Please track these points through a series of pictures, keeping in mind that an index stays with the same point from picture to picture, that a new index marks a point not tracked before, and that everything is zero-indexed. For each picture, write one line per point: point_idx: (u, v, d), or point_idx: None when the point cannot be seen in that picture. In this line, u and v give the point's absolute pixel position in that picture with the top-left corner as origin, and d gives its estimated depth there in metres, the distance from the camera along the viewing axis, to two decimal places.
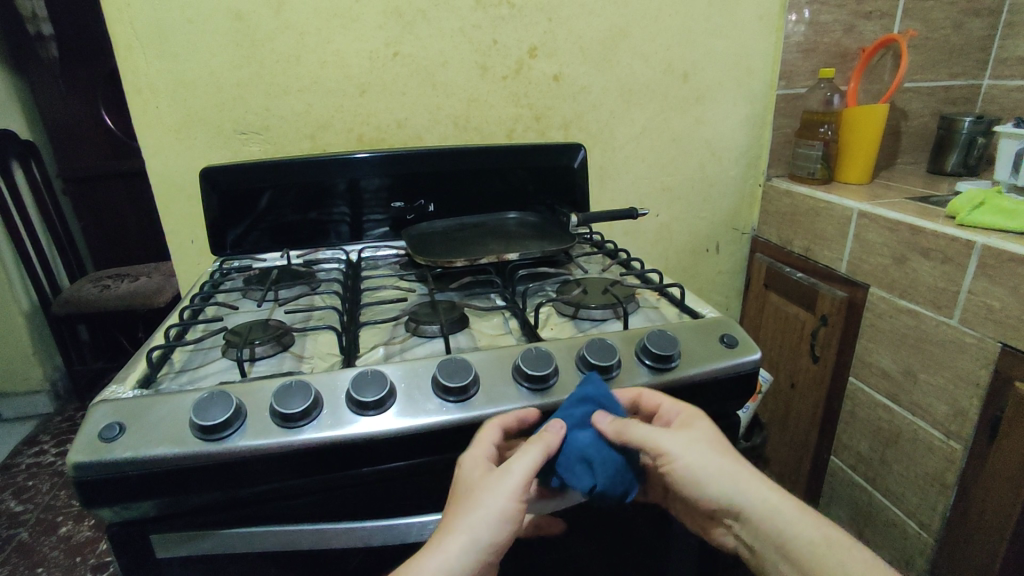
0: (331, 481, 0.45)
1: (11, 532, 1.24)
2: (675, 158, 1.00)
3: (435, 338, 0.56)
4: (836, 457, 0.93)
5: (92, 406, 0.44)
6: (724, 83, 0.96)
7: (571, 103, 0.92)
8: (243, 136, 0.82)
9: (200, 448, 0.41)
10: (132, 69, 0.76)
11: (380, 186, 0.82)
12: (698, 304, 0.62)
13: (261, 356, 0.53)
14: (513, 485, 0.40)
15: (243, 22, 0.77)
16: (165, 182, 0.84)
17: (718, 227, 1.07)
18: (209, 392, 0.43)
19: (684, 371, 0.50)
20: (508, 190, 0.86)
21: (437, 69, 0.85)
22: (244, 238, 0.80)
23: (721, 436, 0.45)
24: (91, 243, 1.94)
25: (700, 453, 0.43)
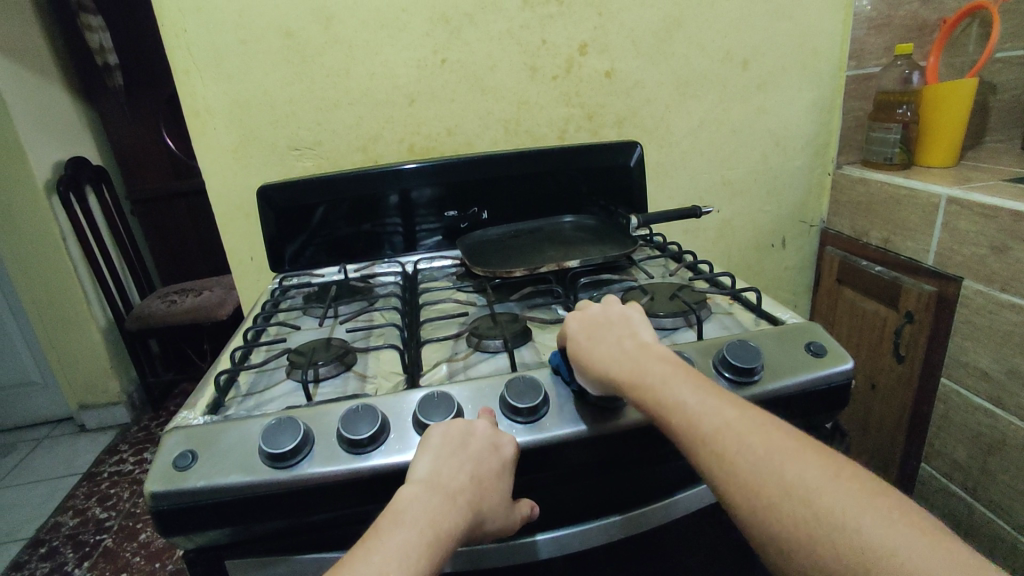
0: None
1: (98, 538, 1.31)
2: (736, 150, 0.94)
3: (498, 353, 0.54)
4: (927, 465, 0.86)
5: (165, 434, 0.44)
6: (787, 68, 0.91)
7: (624, 99, 0.88)
8: (297, 153, 0.83)
9: (271, 476, 0.41)
10: (191, 94, 0.78)
11: (432, 196, 0.81)
12: (777, 309, 0.58)
13: (325, 377, 0.52)
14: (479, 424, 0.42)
15: (293, 40, 0.77)
16: (224, 202, 0.85)
17: (785, 220, 1.01)
18: (277, 418, 0.43)
19: (768, 385, 0.46)
20: (562, 193, 0.84)
21: (485, 74, 0.83)
22: (301, 254, 0.81)
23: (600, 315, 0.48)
24: (158, 260, 2.04)
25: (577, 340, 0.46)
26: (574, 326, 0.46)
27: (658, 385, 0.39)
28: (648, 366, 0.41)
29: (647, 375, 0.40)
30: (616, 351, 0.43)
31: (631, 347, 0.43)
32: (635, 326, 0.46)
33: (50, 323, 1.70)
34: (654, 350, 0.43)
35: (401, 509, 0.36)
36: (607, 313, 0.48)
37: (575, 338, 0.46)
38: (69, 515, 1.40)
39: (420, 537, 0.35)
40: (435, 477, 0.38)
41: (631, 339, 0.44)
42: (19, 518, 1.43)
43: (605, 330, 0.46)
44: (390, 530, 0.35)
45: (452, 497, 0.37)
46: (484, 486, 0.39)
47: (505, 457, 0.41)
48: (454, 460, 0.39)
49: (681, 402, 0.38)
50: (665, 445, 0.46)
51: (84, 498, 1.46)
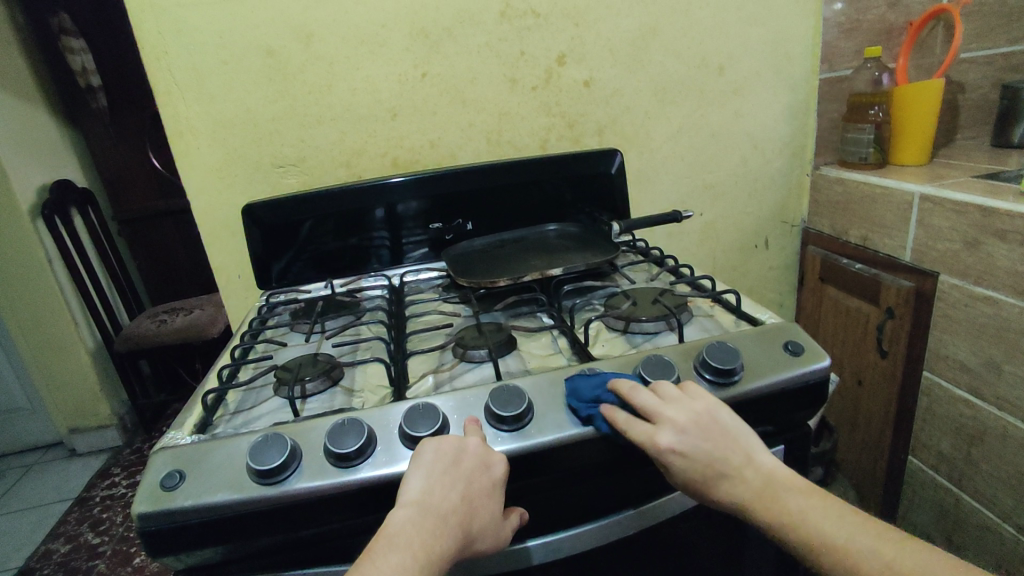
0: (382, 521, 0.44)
1: (92, 564, 1.30)
2: (715, 155, 0.96)
3: (484, 362, 0.55)
4: (914, 458, 0.88)
5: (153, 455, 0.44)
6: (762, 72, 0.92)
7: (603, 107, 0.89)
8: (281, 170, 0.84)
9: (259, 492, 0.41)
10: (173, 115, 0.79)
11: (417, 208, 0.82)
12: (756, 309, 0.59)
13: (312, 393, 0.52)
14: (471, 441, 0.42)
15: (274, 58, 0.78)
16: (209, 221, 0.85)
17: (766, 221, 1.03)
18: (264, 435, 0.43)
19: (748, 385, 0.47)
20: (545, 201, 0.85)
21: (466, 87, 0.85)
22: (289, 270, 0.81)
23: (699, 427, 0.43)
24: (146, 279, 2.03)
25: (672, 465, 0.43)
26: (677, 458, 0.42)
27: (797, 518, 0.40)
28: (786, 502, 0.41)
29: (787, 514, 0.41)
30: (747, 490, 0.41)
31: (755, 482, 0.42)
32: (740, 441, 0.43)
33: (38, 348, 1.69)
34: (781, 479, 0.42)
35: (397, 531, 0.37)
36: (703, 422, 0.43)
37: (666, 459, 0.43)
38: (61, 542, 1.39)
39: (413, 561, 0.36)
40: (426, 496, 0.39)
41: (750, 466, 0.42)
42: (10, 546, 1.41)
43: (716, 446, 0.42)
44: (385, 557, 0.36)
45: (442, 518, 0.38)
46: (474, 505, 0.39)
47: (494, 475, 0.41)
48: (445, 478, 0.40)
49: (835, 541, 0.39)
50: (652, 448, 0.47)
51: (77, 524, 1.45)
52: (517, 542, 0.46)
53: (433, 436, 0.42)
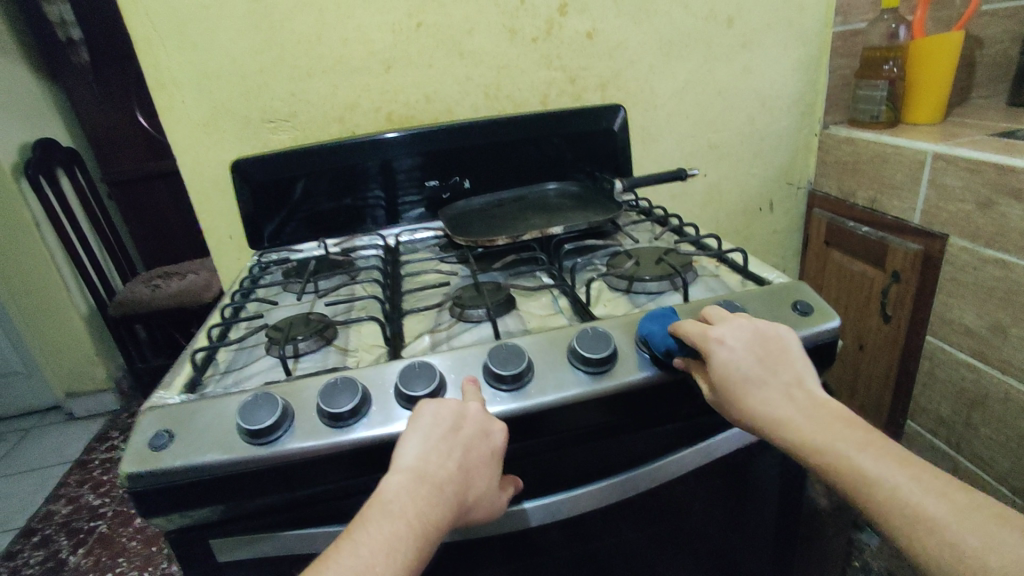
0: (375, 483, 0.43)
1: (93, 524, 1.31)
2: (722, 112, 0.93)
3: (482, 322, 0.53)
4: (912, 422, 0.87)
5: (140, 415, 0.43)
6: (772, 24, 0.88)
7: (606, 61, 0.86)
8: (271, 125, 0.81)
9: (250, 452, 0.40)
10: (155, 65, 0.75)
11: (412, 166, 0.79)
12: (763, 269, 0.57)
13: (305, 352, 0.51)
14: (473, 408, 0.40)
15: (260, 5, 0.74)
16: (197, 178, 0.82)
17: (772, 183, 1.00)
18: (254, 395, 0.42)
19: None
20: (545, 159, 0.82)
21: (463, 38, 0.81)
22: (280, 229, 0.79)
23: (762, 342, 0.41)
24: (138, 242, 2.00)
25: (732, 384, 0.39)
26: (724, 353, 0.40)
27: (819, 437, 0.36)
28: (821, 422, 0.37)
29: (820, 434, 0.36)
30: (787, 403, 0.38)
31: (802, 400, 0.38)
32: (800, 367, 0.40)
33: (30, 311, 1.67)
34: (824, 409, 0.38)
35: (394, 497, 0.35)
36: (764, 337, 0.41)
37: (728, 370, 0.40)
38: (62, 503, 1.40)
39: (408, 529, 0.34)
40: (422, 463, 0.37)
41: (799, 388, 0.39)
42: (11, 507, 1.42)
43: (771, 362, 0.40)
44: (380, 524, 0.34)
45: (440, 487, 0.36)
46: (471, 474, 0.38)
47: (493, 444, 0.39)
48: (443, 445, 0.38)
49: (856, 462, 0.35)
50: (656, 409, 0.46)
51: (77, 486, 1.46)
52: (515, 504, 0.45)
53: (430, 400, 0.40)
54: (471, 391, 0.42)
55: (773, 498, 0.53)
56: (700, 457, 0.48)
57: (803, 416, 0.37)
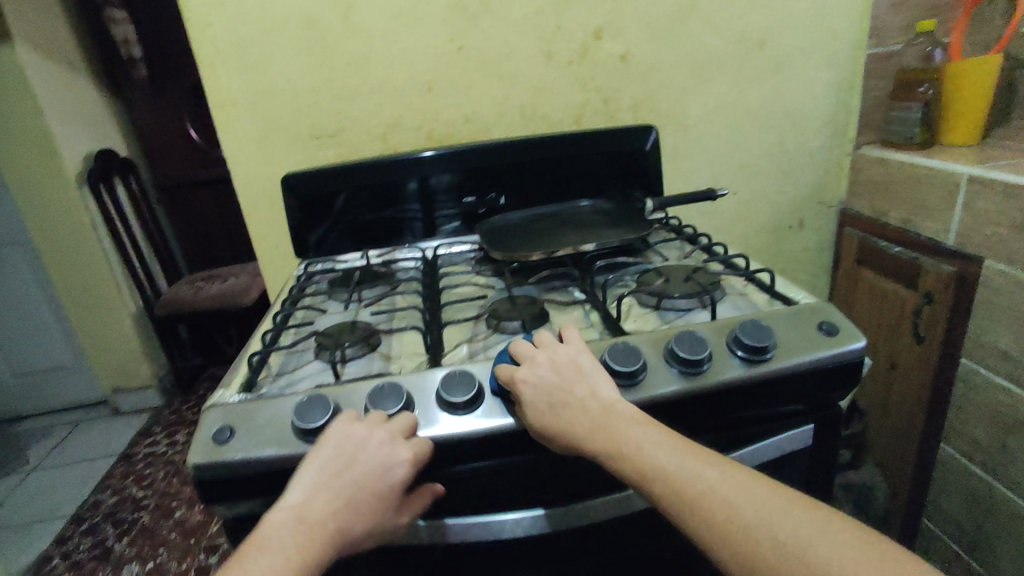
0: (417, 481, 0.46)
1: (137, 515, 1.37)
2: (753, 133, 0.94)
3: (516, 333, 0.56)
4: (946, 445, 0.87)
5: (204, 411, 0.47)
6: (805, 47, 0.90)
7: (640, 83, 0.88)
8: (319, 141, 0.85)
9: (305, 449, 0.43)
10: (215, 86, 0.80)
11: (451, 182, 0.83)
12: (791, 289, 0.59)
13: (352, 358, 0.54)
14: (379, 439, 0.42)
15: (313, 30, 0.79)
16: (249, 191, 0.88)
17: (803, 202, 1.01)
18: (308, 396, 0.45)
19: (780, 363, 0.48)
20: (578, 177, 0.85)
21: (502, 60, 0.84)
22: (325, 240, 0.84)
23: (567, 367, 0.45)
24: (184, 246, 2.09)
25: (545, 409, 0.43)
26: (530, 389, 0.44)
27: (633, 450, 0.40)
28: (622, 432, 0.41)
29: (621, 442, 0.40)
30: (586, 421, 0.42)
31: (598, 412, 0.42)
32: (592, 380, 0.44)
33: (84, 310, 1.77)
34: (620, 411, 0.42)
35: (275, 533, 0.38)
36: (562, 364, 0.45)
37: (537, 398, 0.43)
38: (108, 494, 1.47)
39: (284, 566, 0.37)
40: (307, 501, 0.39)
41: (595, 399, 0.43)
42: (62, 496, 1.50)
43: (569, 382, 0.44)
44: (260, 560, 0.37)
45: (319, 524, 0.39)
46: (359, 510, 0.40)
47: (393, 479, 0.41)
48: (330, 483, 0.40)
49: (679, 474, 0.38)
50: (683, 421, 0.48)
51: (122, 478, 1.53)
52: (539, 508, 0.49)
53: (337, 421, 0.43)
54: (398, 423, 0.43)
55: None
56: None
57: (605, 433, 0.41)
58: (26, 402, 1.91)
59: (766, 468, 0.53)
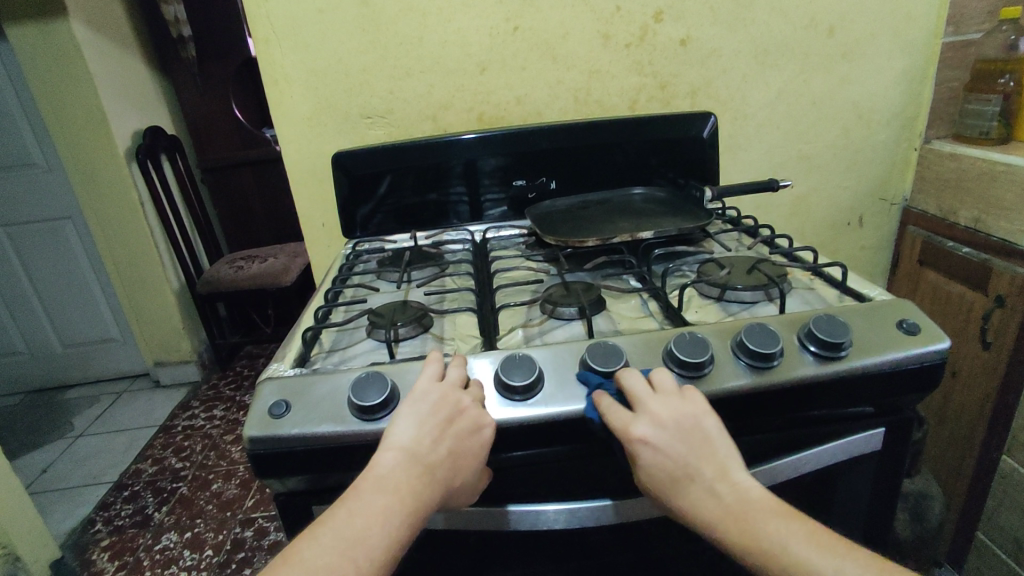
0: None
1: (175, 485, 1.40)
2: (816, 123, 0.90)
3: (572, 320, 0.54)
4: (1010, 458, 0.82)
5: (260, 384, 0.46)
6: (877, 34, 0.85)
7: (698, 69, 0.85)
8: (369, 121, 0.85)
9: (360, 426, 0.43)
10: (269, 62, 0.80)
11: (499, 165, 0.81)
12: (863, 284, 0.56)
13: (404, 338, 0.54)
14: (466, 397, 0.42)
15: (369, 7, 0.78)
16: (298, 169, 0.87)
17: (863, 197, 0.96)
18: (365, 373, 0.45)
19: (856, 361, 0.45)
20: (632, 164, 0.82)
21: (557, 42, 0.82)
22: (371, 220, 0.83)
23: (690, 431, 0.40)
24: (225, 225, 2.13)
25: (670, 488, 0.39)
26: (649, 452, 0.39)
27: (774, 535, 0.36)
28: (759, 522, 0.36)
29: (762, 537, 0.36)
30: (715, 507, 0.38)
31: (729, 498, 0.38)
32: (718, 454, 0.39)
33: (129, 284, 1.81)
34: (753, 499, 0.37)
35: (392, 478, 0.38)
36: (684, 429, 0.40)
37: (655, 472, 0.39)
38: (148, 463, 1.51)
39: (399, 506, 0.37)
40: (414, 445, 0.39)
41: (722, 481, 0.38)
42: (104, 463, 1.55)
43: (694, 454, 0.39)
44: (376, 504, 0.37)
45: (428, 469, 0.38)
46: (460, 464, 0.40)
47: (482, 435, 0.41)
48: (434, 431, 0.40)
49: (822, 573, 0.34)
50: (746, 417, 0.46)
51: (162, 448, 1.57)
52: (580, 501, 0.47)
53: (426, 375, 0.44)
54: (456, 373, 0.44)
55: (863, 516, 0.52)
56: (791, 471, 0.48)
57: (738, 520, 0.37)
58: (73, 371, 1.97)
59: (831, 471, 0.51)
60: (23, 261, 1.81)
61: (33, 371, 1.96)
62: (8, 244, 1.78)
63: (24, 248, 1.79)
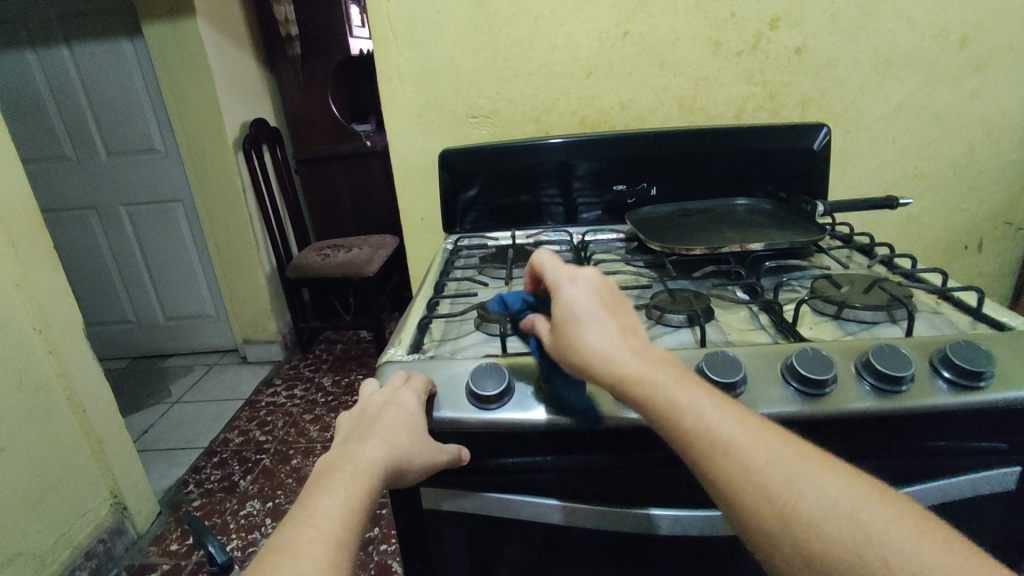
0: (570, 463, 0.46)
1: (259, 457, 1.49)
2: (937, 140, 0.85)
3: (681, 327, 0.54)
4: None
5: (382, 365, 0.49)
6: (1016, 46, 0.79)
7: (813, 78, 0.82)
8: (474, 120, 0.87)
9: (477, 415, 0.44)
10: (386, 60, 0.84)
11: (596, 170, 0.81)
12: (998, 312, 0.52)
13: (512, 333, 0.55)
14: (377, 398, 0.44)
15: (484, 10, 0.80)
16: (403, 164, 0.91)
17: (985, 221, 0.90)
18: (484, 364, 0.46)
19: (998, 393, 0.42)
20: (736, 173, 0.81)
21: (667, 48, 0.81)
22: (469, 216, 0.86)
23: (615, 297, 0.42)
24: (315, 215, 2.24)
25: (583, 320, 0.40)
26: (569, 291, 0.42)
27: (663, 380, 0.36)
28: (652, 364, 0.37)
29: (654, 372, 0.36)
30: (614, 339, 0.39)
31: (629, 337, 0.39)
32: (631, 314, 0.42)
33: (226, 265, 1.94)
34: (651, 347, 0.39)
35: (328, 470, 0.38)
36: (605, 289, 0.43)
37: (569, 307, 0.41)
38: (235, 433, 1.61)
39: (337, 492, 0.36)
40: (339, 452, 0.39)
41: (627, 328, 0.40)
42: (197, 429, 1.67)
43: (607, 306, 0.41)
44: (318, 494, 0.36)
45: (358, 458, 0.38)
46: (393, 439, 0.40)
47: (410, 409, 0.43)
48: (357, 434, 0.41)
49: (708, 414, 0.33)
50: (865, 441, 0.44)
51: (247, 421, 1.67)
52: (681, 510, 0.47)
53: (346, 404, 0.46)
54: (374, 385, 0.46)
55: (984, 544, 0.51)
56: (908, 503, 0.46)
57: (619, 350, 0.38)
58: (172, 341, 2.13)
59: (954, 507, 0.48)
60: (136, 238, 1.98)
61: (139, 339, 2.14)
62: (126, 222, 1.95)
63: (138, 225, 1.95)
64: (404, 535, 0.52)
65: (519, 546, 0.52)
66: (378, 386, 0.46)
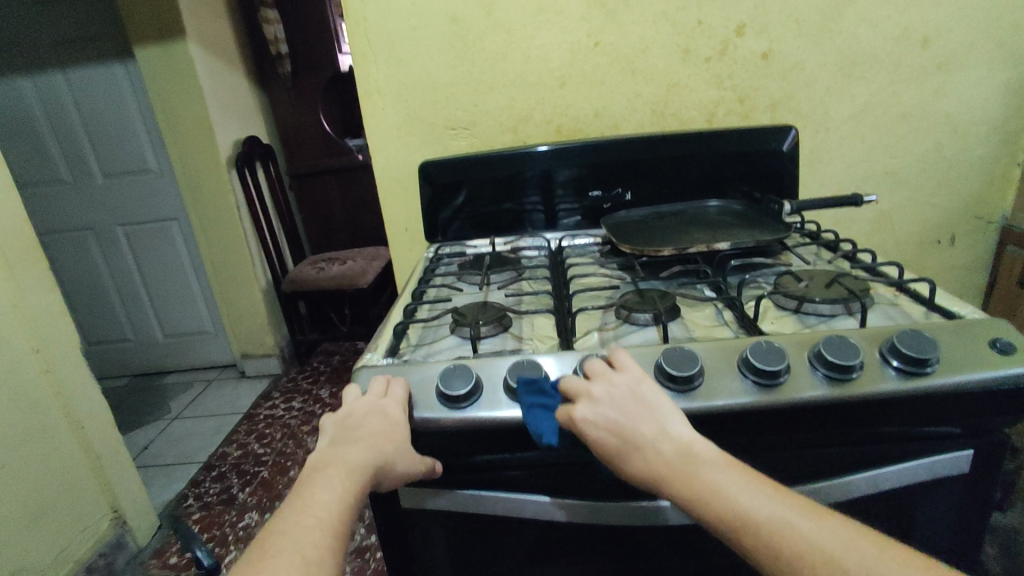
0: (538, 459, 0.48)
1: (257, 469, 1.51)
2: (904, 137, 0.88)
3: (647, 326, 0.56)
4: None
5: (358, 370, 0.51)
6: (975, 45, 0.82)
7: (780, 81, 0.85)
8: (453, 132, 0.90)
9: (444, 413, 0.46)
10: (366, 76, 0.86)
11: (573, 176, 0.84)
12: (951, 302, 0.54)
13: (485, 336, 0.57)
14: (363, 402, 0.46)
15: (459, 25, 0.83)
16: (386, 175, 0.93)
17: (956, 215, 0.92)
18: (453, 365, 0.48)
19: (943, 377, 0.44)
20: (708, 176, 0.83)
21: (637, 57, 0.84)
22: (450, 225, 0.88)
23: (634, 400, 0.41)
24: (311, 228, 2.28)
25: (619, 447, 0.40)
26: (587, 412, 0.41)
27: (724, 497, 0.35)
28: (703, 477, 0.36)
29: (707, 491, 0.36)
30: (658, 460, 0.38)
31: (671, 452, 0.38)
32: (662, 414, 0.40)
33: (222, 280, 1.97)
34: (697, 452, 0.38)
35: (315, 475, 0.40)
36: (629, 395, 0.42)
37: (601, 437, 0.40)
38: (234, 447, 1.63)
39: (323, 498, 0.38)
40: (327, 456, 0.41)
41: (664, 437, 0.39)
42: (197, 443, 1.69)
43: (634, 415, 0.41)
44: (305, 498, 0.38)
45: (344, 466, 0.40)
46: (377, 445, 0.42)
47: (394, 418, 0.45)
48: (343, 439, 0.43)
49: (774, 525, 0.34)
50: (820, 428, 0.46)
51: (245, 434, 1.69)
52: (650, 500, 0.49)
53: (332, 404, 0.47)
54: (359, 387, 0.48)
55: (949, 526, 0.52)
56: (867, 487, 0.48)
57: (667, 473, 0.37)
58: (171, 358, 2.16)
59: (915, 491, 0.50)
60: (134, 257, 2.00)
61: (138, 356, 2.16)
62: (123, 241, 1.97)
63: (135, 244, 1.98)
64: (386, 534, 0.54)
65: (495, 540, 0.53)
66: (359, 392, 0.48)
